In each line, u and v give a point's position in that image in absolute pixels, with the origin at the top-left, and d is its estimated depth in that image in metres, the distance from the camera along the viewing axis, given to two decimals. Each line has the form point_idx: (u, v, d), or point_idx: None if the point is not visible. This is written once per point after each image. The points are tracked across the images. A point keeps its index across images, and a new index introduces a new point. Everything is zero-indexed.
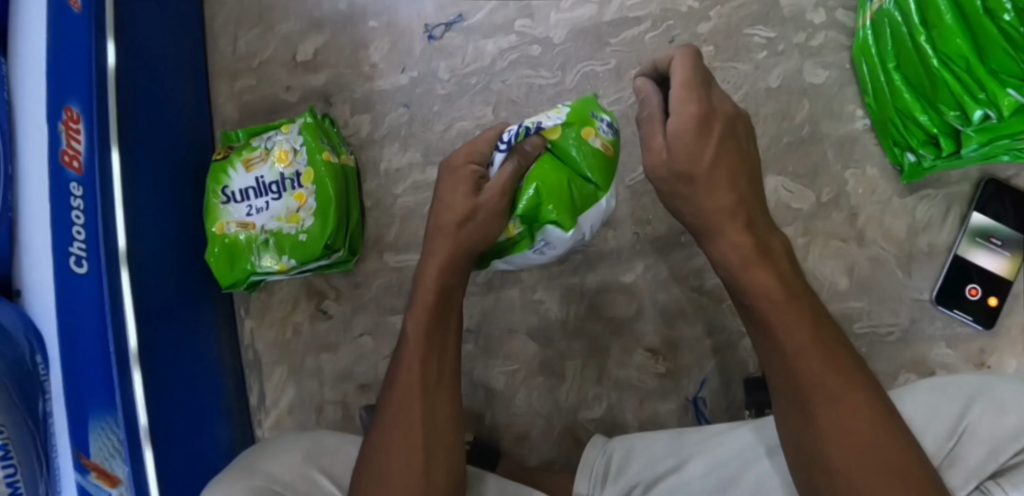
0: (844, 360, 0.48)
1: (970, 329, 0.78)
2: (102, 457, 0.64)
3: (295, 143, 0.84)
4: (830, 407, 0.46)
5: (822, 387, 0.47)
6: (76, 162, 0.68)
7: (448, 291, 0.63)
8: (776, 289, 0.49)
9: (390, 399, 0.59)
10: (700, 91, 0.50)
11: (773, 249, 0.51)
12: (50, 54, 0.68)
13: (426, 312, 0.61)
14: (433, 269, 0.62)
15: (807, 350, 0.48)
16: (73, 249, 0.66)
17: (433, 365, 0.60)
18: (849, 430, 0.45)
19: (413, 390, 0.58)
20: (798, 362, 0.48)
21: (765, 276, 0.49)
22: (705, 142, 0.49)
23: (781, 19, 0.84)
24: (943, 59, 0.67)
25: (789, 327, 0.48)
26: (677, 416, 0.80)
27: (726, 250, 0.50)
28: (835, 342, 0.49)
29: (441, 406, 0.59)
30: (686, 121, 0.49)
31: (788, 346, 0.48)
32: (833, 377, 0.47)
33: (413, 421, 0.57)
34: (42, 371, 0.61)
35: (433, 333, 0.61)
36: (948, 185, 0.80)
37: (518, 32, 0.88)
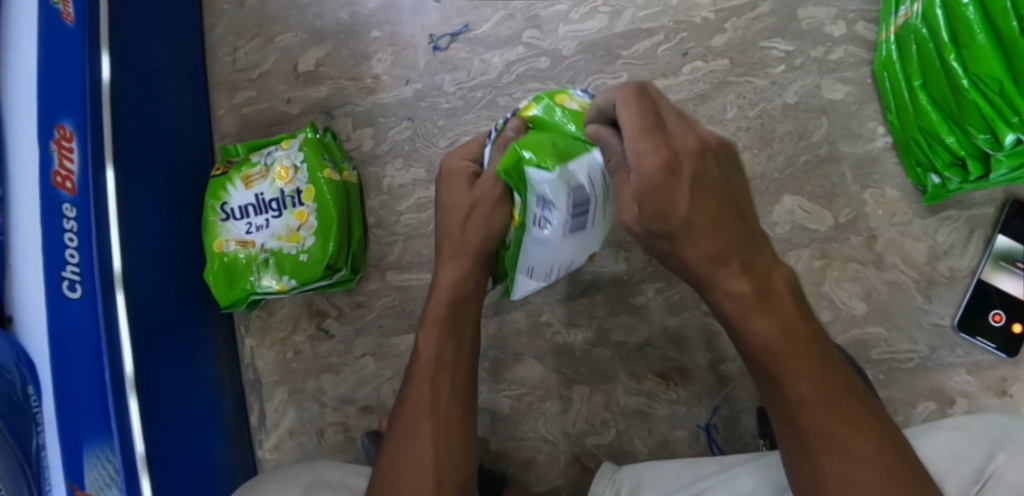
0: (853, 408, 0.44)
1: (992, 356, 0.75)
2: (97, 488, 0.61)
3: (296, 159, 0.82)
4: (839, 463, 0.43)
5: (826, 439, 0.43)
6: (69, 183, 0.65)
7: (462, 302, 0.62)
8: (779, 336, 0.44)
9: (401, 417, 0.58)
10: (658, 134, 0.42)
11: (775, 291, 0.45)
12: (43, 69, 0.65)
13: (439, 324, 0.61)
14: (449, 277, 0.62)
15: (813, 401, 0.44)
16: (67, 273, 0.63)
17: (446, 381, 0.59)
18: (854, 483, 0.42)
19: (423, 407, 0.58)
20: (804, 413, 0.44)
21: (762, 324, 0.44)
22: (676, 195, 0.41)
23: (799, 33, 0.81)
24: (973, 80, 0.64)
25: (793, 376, 0.44)
26: (687, 443, 0.78)
27: (721, 299, 0.45)
28: (844, 387, 0.44)
29: (454, 423, 0.58)
30: (650, 175, 0.41)
31: (794, 397, 0.44)
32: (842, 429, 0.43)
33: (423, 440, 0.56)
34: (33, 403, 0.58)
35: (448, 347, 0.61)
36: (971, 206, 0.76)
37: (526, 44, 0.85)
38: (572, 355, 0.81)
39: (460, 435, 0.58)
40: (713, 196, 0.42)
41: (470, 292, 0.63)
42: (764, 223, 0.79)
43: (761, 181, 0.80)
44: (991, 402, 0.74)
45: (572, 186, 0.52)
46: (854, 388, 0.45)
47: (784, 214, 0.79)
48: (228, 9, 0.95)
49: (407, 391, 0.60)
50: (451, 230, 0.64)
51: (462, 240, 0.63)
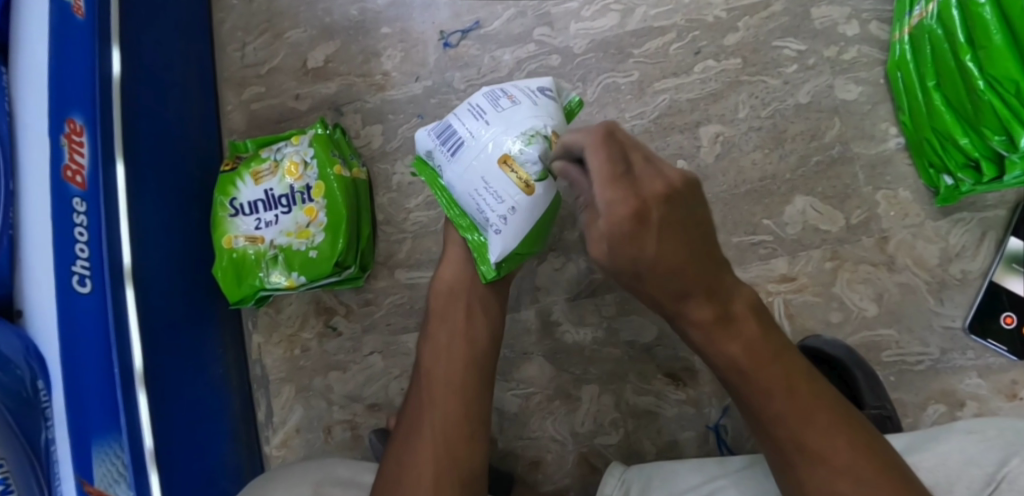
0: (827, 421, 0.46)
1: (1004, 359, 0.74)
2: (106, 484, 0.61)
3: (306, 155, 0.82)
4: (813, 470, 0.45)
5: (803, 451, 0.46)
6: (79, 177, 0.65)
7: (458, 295, 0.64)
8: (744, 358, 0.48)
9: (405, 409, 0.61)
10: (625, 183, 0.46)
11: (740, 315, 0.49)
12: (55, 61, 0.64)
13: (438, 318, 0.64)
14: (448, 273, 0.66)
15: (786, 416, 0.46)
16: (76, 267, 0.63)
17: (444, 369, 0.60)
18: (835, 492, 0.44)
19: (422, 397, 0.60)
20: (779, 429, 0.47)
21: (733, 346, 0.48)
22: (642, 239, 0.46)
23: (813, 32, 0.80)
24: (990, 82, 0.64)
25: (762, 392, 0.47)
26: (696, 444, 0.78)
27: (690, 329, 0.50)
28: (814, 399, 0.46)
29: (452, 408, 0.58)
30: (619, 222, 0.46)
31: (766, 414, 0.47)
32: (814, 438, 0.45)
33: (421, 428, 0.57)
34: (43, 398, 0.57)
35: (442, 339, 0.62)
36: (984, 208, 0.76)
37: (537, 41, 0.85)
38: (582, 354, 0.81)
39: (459, 421, 0.57)
40: (678, 239, 0.47)
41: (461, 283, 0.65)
42: (776, 223, 0.79)
43: (773, 181, 0.79)
44: (1002, 405, 0.74)
45: (429, 130, 0.63)
46: (830, 401, 0.47)
47: (795, 215, 0.79)
48: (237, 4, 0.95)
49: (410, 387, 0.63)
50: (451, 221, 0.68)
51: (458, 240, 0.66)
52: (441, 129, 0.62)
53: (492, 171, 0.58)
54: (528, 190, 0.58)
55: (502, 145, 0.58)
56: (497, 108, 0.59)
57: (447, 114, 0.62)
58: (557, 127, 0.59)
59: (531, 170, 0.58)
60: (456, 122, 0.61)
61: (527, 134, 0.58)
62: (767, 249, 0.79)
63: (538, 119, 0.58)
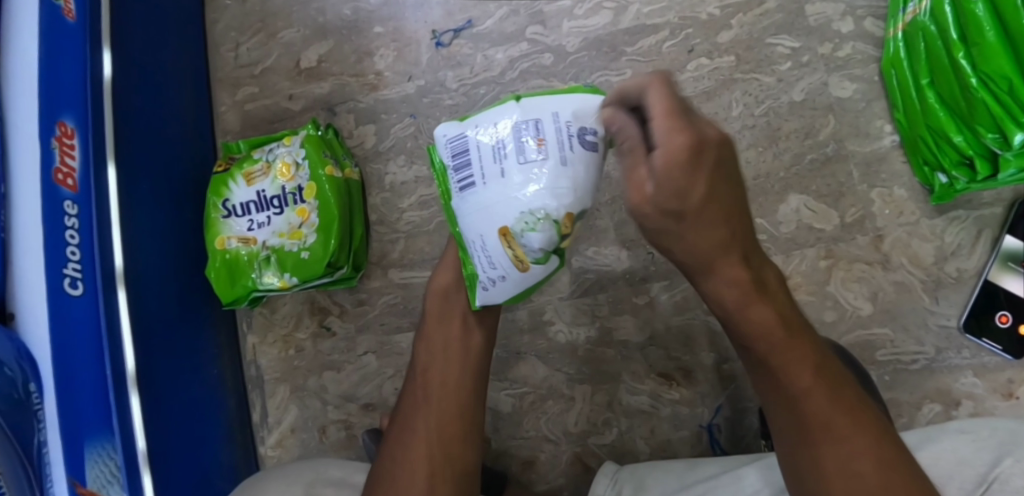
0: (850, 401, 0.44)
1: (999, 358, 0.74)
2: (99, 486, 0.61)
3: (298, 156, 0.81)
4: (832, 449, 0.43)
5: (826, 428, 0.43)
6: (70, 180, 0.65)
7: (451, 293, 0.61)
8: (778, 327, 0.45)
9: (397, 410, 0.60)
10: (684, 118, 0.39)
11: (769, 283, 0.46)
12: (44, 65, 0.64)
13: (432, 319, 0.61)
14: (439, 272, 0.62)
15: (813, 389, 0.44)
16: (68, 270, 0.63)
17: (443, 370, 0.59)
18: (853, 475, 0.42)
19: (415, 399, 0.59)
20: (804, 405, 0.44)
21: (759, 314, 0.45)
22: (694, 177, 0.39)
23: (807, 29, 0.80)
24: (982, 79, 0.63)
25: (789, 362, 0.44)
26: (689, 443, 0.78)
27: (723, 288, 0.44)
28: (839, 378, 0.45)
29: (447, 408, 0.57)
30: (675, 154, 0.38)
31: (793, 387, 0.44)
32: (838, 418, 0.43)
33: (413, 429, 0.57)
34: (35, 400, 0.58)
35: (437, 339, 0.60)
36: (979, 206, 0.75)
37: (530, 40, 0.84)
38: (575, 353, 0.81)
39: (454, 424, 0.57)
40: (723, 187, 0.40)
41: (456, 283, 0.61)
42: (769, 222, 0.79)
43: (766, 179, 0.79)
44: (997, 404, 0.73)
45: (450, 143, 0.52)
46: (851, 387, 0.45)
47: (789, 213, 0.78)
48: (231, 5, 0.95)
49: (403, 387, 0.61)
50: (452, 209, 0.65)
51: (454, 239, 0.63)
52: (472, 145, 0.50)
53: (491, 236, 0.49)
54: (523, 268, 0.50)
55: (506, 216, 0.48)
56: (520, 160, 0.48)
57: (472, 135, 0.50)
58: (574, 209, 0.48)
59: (529, 253, 0.48)
60: (475, 154, 0.49)
61: (536, 214, 0.47)
62: None
63: (553, 198, 0.47)
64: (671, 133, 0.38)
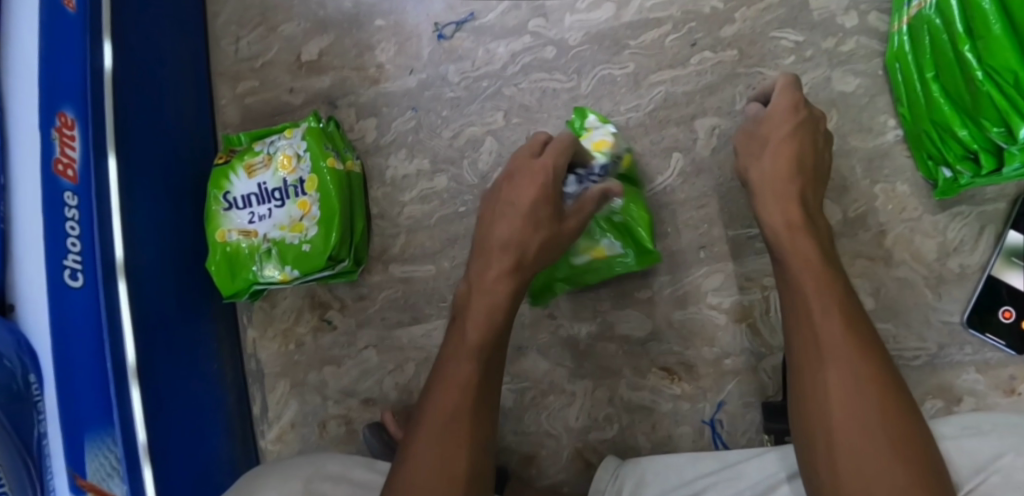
0: (868, 336, 0.47)
1: (1001, 354, 0.73)
2: (99, 478, 0.61)
3: (298, 148, 0.81)
4: (837, 367, 0.46)
5: (836, 347, 0.47)
6: (70, 171, 0.65)
7: (508, 308, 0.58)
8: (812, 254, 0.52)
9: (431, 417, 0.51)
10: (804, 106, 0.62)
11: (817, 225, 0.56)
12: (44, 54, 0.64)
13: (484, 325, 0.56)
14: (495, 279, 0.58)
15: (829, 311, 0.48)
16: (69, 261, 0.63)
17: (487, 381, 0.54)
18: (854, 394, 0.45)
19: (461, 407, 0.51)
20: (820, 325, 0.48)
21: (801, 264, 0.52)
22: (789, 121, 0.61)
23: (810, 23, 0.79)
24: (988, 72, 0.63)
25: (817, 316, 0.48)
26: (691, 439, 0.77)
27: (776, 219, 0.56)
28: (871, 346, 0.46)
29: (490, 428, 0.52)
30: (782, 102, 0.62)
31: (814, 307, 0.49)
32: (851, 351, 0.46)
33: (460, 443, 0.50)
34: (35, 392, 0.57)
35: (486, 350, 0.55)
36: (982, 202, 0.75)
37: (532, 33, 0.84)
38: (576, 348, 0.80)
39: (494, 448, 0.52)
40: (806, 134, 0.60)
41: (512, 297, 0.58)
42: None
43: None
44: (999, 400, 0.73)
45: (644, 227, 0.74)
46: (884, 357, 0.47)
47: None
48: None
49: (447, 374, 0.54)
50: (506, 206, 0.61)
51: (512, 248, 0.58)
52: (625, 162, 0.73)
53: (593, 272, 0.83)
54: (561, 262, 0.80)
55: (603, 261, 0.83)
56: None
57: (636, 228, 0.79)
58: None
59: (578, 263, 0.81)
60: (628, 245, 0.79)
61: None
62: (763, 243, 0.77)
63: None
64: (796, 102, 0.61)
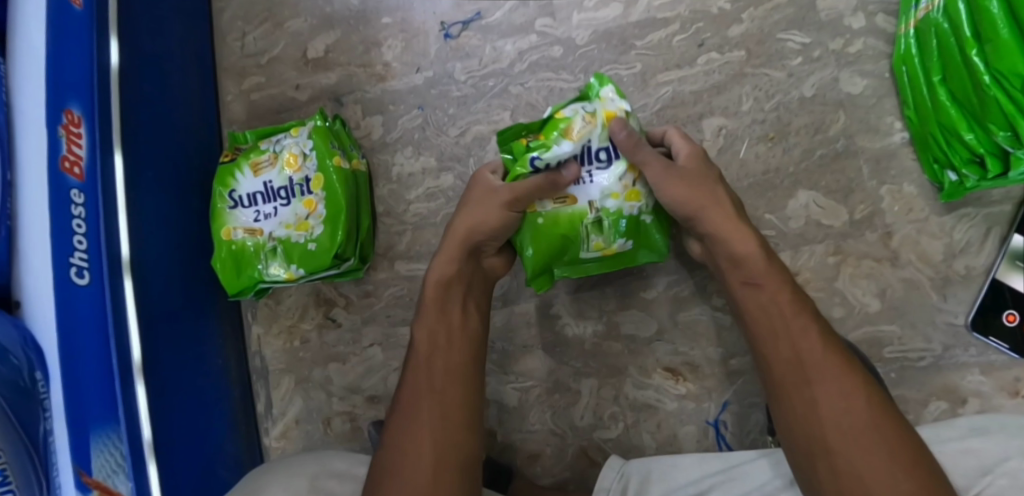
0: (837, 351, 0.56)
1: (1006, 356, 0.74)
2: (105, 475, 0.61)
3: (305, 147, 0.80)
4: (823, 386, 0.53)
5: (817, 367, 0.54)
6: (77, 168, 0.64)
7: (451, 288, 0.65)
8: (776, 278, 0.60)
9: (397, 404, 0.60)
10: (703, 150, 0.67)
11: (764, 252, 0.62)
12: (51, 52, 0.64)
13: (433, 311, 0.64)
14: (437, 272, 0.65)
15: (807, 335, 0.56)
16: (74, 258, 0.63)
17: (441, 360, 0.61)
18: (843, 405, 0.52)
19: (417, 389, 0.59)
20: (799, 347, 0.56)
21: (772, 290, 0.59)
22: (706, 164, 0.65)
23: (818, 24, 0.79)
24: (995, 76, 0.61)
25: (798, 336, 0.56)
26: (695, 438, 0.77)
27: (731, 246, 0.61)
28: (842, 360, 0.55)
29: (450, 395, 0.59)
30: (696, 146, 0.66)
31: (791, 334, 0.57)
32: (831, 366, 0.54)
33: (418, 419, 0.57)
34: (42, 389, 0.57)
35: (438, 333, 0.63)
36: (989, 204, 0.75)
37: (539, 32, 0.84)
38: (582, 347, 0.80)
39: (456, 412, 0.58)
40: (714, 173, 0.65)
41: (458, 276, 0.65)
42: (778, 217, 0.78)
43: (776, 174, 0.79)
44: (1004, 402, 0.73)
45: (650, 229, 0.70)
46: (857, 364, 0.55)
47: (798, 209, 0.78)
48: None
49: (405, 375, 0.62)
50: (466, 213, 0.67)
51: (458, 232, 0.66)
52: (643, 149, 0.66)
53: None
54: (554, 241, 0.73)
55: None
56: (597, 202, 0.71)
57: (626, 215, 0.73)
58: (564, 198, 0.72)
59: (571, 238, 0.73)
60: None
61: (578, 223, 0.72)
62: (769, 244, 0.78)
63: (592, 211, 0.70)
64: (623, 124, 0.61)
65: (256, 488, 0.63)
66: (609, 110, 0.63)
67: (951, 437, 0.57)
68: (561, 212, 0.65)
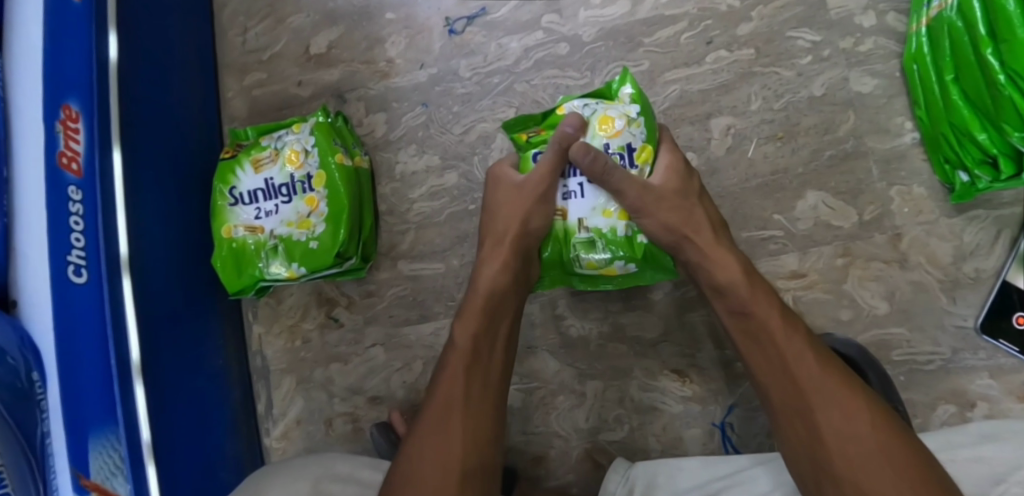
0: (840, 370, 0.55)
1: (1015, 360, 0.73)
2: (102, 477, 0.60)
3: (307, 144, 0.79)
4: (824, 406, 0.53)
5: (819, 386, 0.53)
6: (75, 164, 0.63)
7: (500, 297, 0.63)
8: (771, 296, 0.59)
9: (430, 411, 0.59)
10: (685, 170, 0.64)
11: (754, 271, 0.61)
12: (48, 46, 0.63)
13: (477, 317, 0.63)
14: (489, 274, 0.64)
15: (806, 354, 0.55)
16: (72, 257, 0.62)
17: (479, 374, 0.60)
18: (844, 427, 0.51)
19: (453, 401, 0.58)
20: (798, 367, 0.55)
21: (761, 315, 0.57)
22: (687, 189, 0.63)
23: (828, 23, 0.78)
24: (1010, 75, 0.60)
25: (792, 362, 0.55)
26: (701, 441, 0.77)
27: (722, 265, 0.60)
28: (844, 379, 0.54)
29: (483, 413, 0.59)
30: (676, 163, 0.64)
31: (790, 353, 0.55)
32: (832, 387, 0.53)
33: (452, 435, 0.57)
34: (38, 389, 0.57)
35: (482, 342, 0.61)
36: (999, 206, 0.74)
37: (545, 29, 0.83)
38: (587, 349, 0.80)
39: (487, 433, 0.58)
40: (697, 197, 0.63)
41: (509, 285, 0.64)
42: (787, 218, 0.78)
43: (784, 175, 0.78)
44: (1012, 406, 0.73)
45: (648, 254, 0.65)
46: (857, 383, 0.54)
47: (807, 210, 0.77)
48: None
49: (439, 379, 0.60)
50: (493, 211, 0.67)
51: (511, 233, 0.64)
52: (643, 163, 0.64)
53: None
54: None
55: None
56: None
57: None
58: None
59: None
60: None
61: None
62: (777, 245, 0.77)
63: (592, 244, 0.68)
64: (585, 151, 0.60)
65: (260, 488, 0.62)
66: (610, 112, 0.64)
67: (962, 443, 0.57)
68: (556, 226, 0.66)
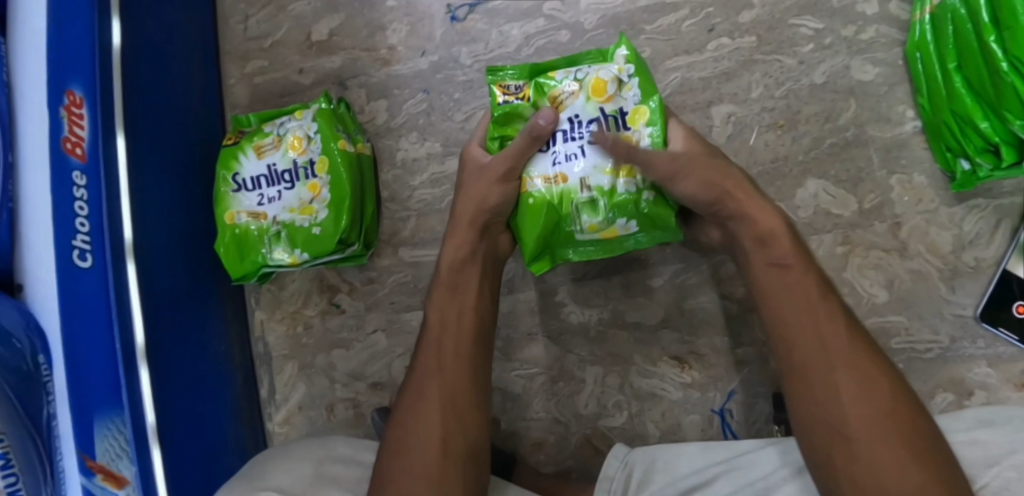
0: (865, 340, 0.53)
1: (1012, 348, 0.73)
2: (108, 459, 0.62)
3: (309, 130, 0.79)
4: (848, 370, 0.51)
5: (846, 349, 0.52)
6: (79, 149, 0.63)
7: (463, 268, 0.64)
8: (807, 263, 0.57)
9: (410, 381, 0.61)
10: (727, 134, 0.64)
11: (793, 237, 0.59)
12: (51, 33, 0.63)
13: (443, 291, 0.63)
14: (451, 248, 0.64)
15: (837, 320, 0.53)
16: (77, 242, 0.62)
17: (452, 342, 0.61)
18: (865, 394, 0.50)
19: (428, 368, 0.60)
20: (828, 329, 0.53)
21: (797, 272, 0.55)
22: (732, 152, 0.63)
23: (830, 11, 0.78)
24: (1013, 63, 0.60)
25: (823, 321, 0.53)
26: (700, 427, 0.77)
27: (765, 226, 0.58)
28: (868, 347, 0.53)
29: (460, 378, 0.59)
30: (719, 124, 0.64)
31: (824, 317, 0.53)
32: (858, 352, 0.52)
33: (430, 400, 0.58)
34: (44, 372, 0.59)
35: (450, 310, 0.62)
36: (1000, 196, 0.74)
37: (547, 16, 0.83)
38: (586, 335, 0.80)
39: (468, 396, 0.59)
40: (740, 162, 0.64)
41: (471, 258, 0.64)
42: (787, 206, 0.78)
43: (785, 162, 0.78)
44: (1010, 395, 0.73)
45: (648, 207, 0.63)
46: (877, 352, 0.53)
47: (808, 198, 0.77)
48: None
49: (416, 355, 0.62)
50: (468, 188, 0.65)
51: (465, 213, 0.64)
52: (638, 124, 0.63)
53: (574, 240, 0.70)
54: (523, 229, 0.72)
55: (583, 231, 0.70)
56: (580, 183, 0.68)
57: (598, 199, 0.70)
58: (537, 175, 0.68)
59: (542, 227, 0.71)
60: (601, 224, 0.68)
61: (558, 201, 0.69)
62: None
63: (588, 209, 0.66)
64: None
65: (260, 474, 0.63)
66: (602, 76, 0.63)
67: (959, 429, 0.57)
68: (552, 193, 0.63)
